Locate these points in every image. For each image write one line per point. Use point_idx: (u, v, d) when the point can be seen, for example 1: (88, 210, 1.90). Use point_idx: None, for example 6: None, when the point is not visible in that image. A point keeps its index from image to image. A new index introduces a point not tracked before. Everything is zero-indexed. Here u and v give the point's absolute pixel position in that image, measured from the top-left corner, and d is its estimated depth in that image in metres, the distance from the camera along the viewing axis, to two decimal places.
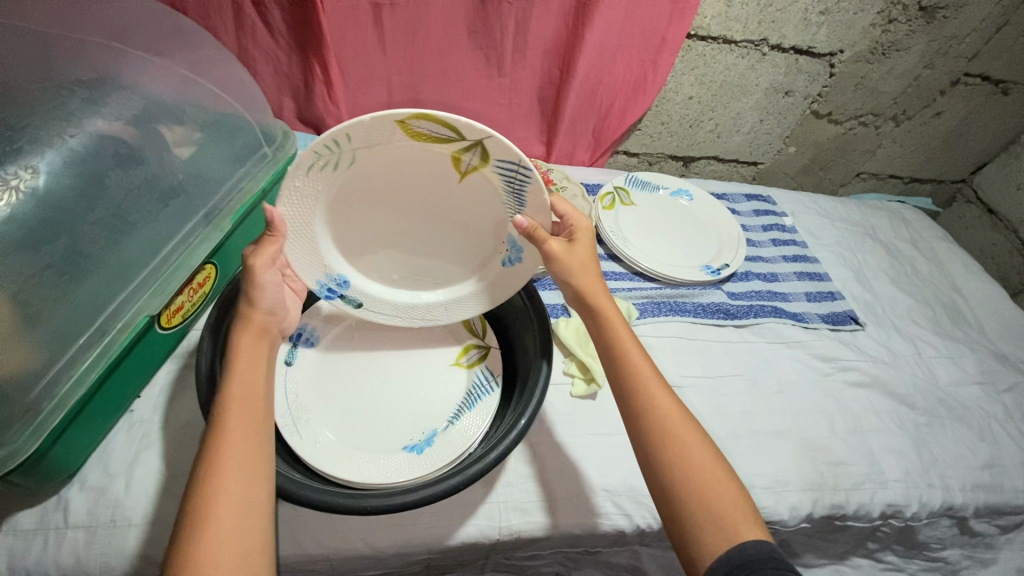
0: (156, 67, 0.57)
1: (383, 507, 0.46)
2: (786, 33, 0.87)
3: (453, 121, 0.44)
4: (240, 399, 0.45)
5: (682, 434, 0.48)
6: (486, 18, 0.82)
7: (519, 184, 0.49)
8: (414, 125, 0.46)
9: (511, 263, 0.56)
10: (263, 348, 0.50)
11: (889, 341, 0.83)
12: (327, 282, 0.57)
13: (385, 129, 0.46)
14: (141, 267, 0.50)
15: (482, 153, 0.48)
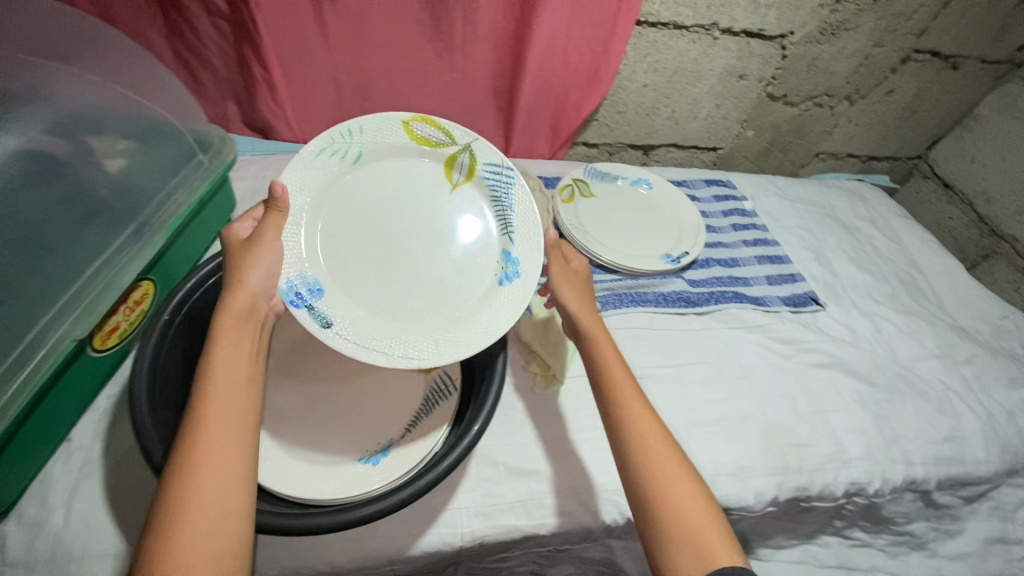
0: (73, 79, 0.56)
1: (331, 524, 0.46)
2: (735, 17, 0.86)
3: (451, 128, 0.60)
4: (224, 382, 0.42)
5: (663, 456, 0.47)
6: (432, 12, 0.80)
7: (504, 185, 0.60)
8: (416, 128, 0.60)
9: (506, 280, 0.58)
10: (250, 334, 0.46)
11: (850, 320, 0.84)
12: (295, 286, 0.52)
13: (393, 134, 0.59)
14: (64, 289, 0.49)
15: (471, 157, 0.61)
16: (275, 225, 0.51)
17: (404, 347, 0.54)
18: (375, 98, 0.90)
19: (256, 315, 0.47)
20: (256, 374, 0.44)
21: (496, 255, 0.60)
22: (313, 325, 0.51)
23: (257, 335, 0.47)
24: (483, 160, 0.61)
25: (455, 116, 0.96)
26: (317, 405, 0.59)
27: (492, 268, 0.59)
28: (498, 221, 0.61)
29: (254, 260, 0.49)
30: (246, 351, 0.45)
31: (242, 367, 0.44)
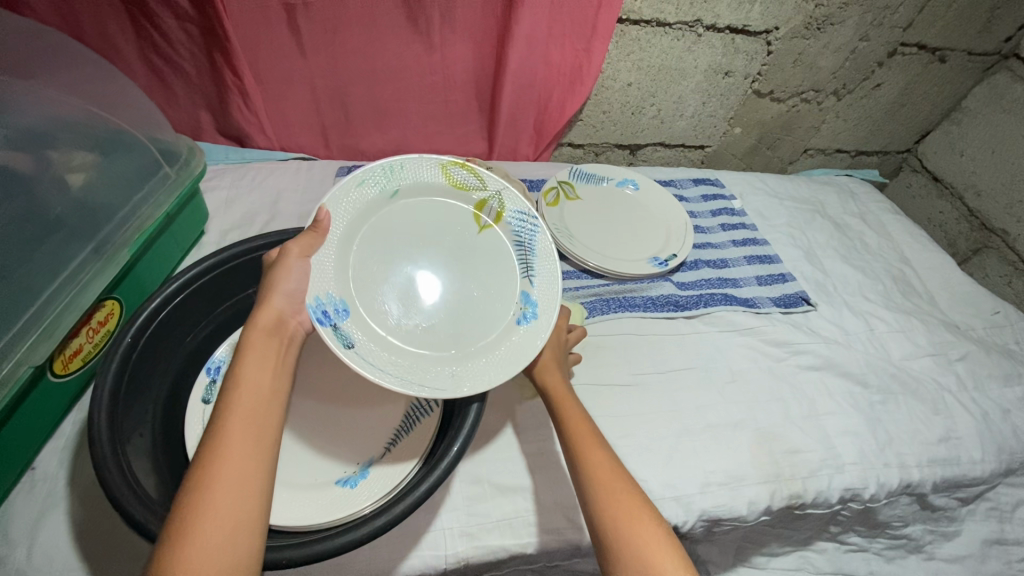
0: (28, 93, 0.54)
1: (300, 558, 0.43)
2: (719, 13, 0.85)
3: (489, 177, 0.57)
4: (248, 391, 0.43)
5: (629, 509, 0.45)
6: (409, 12, 0.77)
7: (530, 231, 0.58)
8: (455, 172, 0.57)
9: (524, 321, 0.55)
10: (276, 349, 0.46)
11: (841, 320, 0.83)
12: (320, 306, 0.49)
13: (430, 174, 0.57)
14: (20, 314, 0.47)
15: (501, 203, 0.58)
16: (309, 248, 0.50)
17: (418, 375, 0.51)
18: (353, 103, 0.88)
19: (285, 331, 0.47)
20: (280, 387, 0.44)
21: (515, 295, 0.57)
22: (336, 344, 0.48)
23: (284, 351, 0.46)
24: (511, 208, 0.58)
25: (438, 119, 0.94)
26: (295, 425, 0.57)
27: (513, 307, 0.56)
28: (520, 266, 0.58)
29: (282, 277, 0.48)
30: (272, 364, 0.45)
31: (269, 377, 0.44)
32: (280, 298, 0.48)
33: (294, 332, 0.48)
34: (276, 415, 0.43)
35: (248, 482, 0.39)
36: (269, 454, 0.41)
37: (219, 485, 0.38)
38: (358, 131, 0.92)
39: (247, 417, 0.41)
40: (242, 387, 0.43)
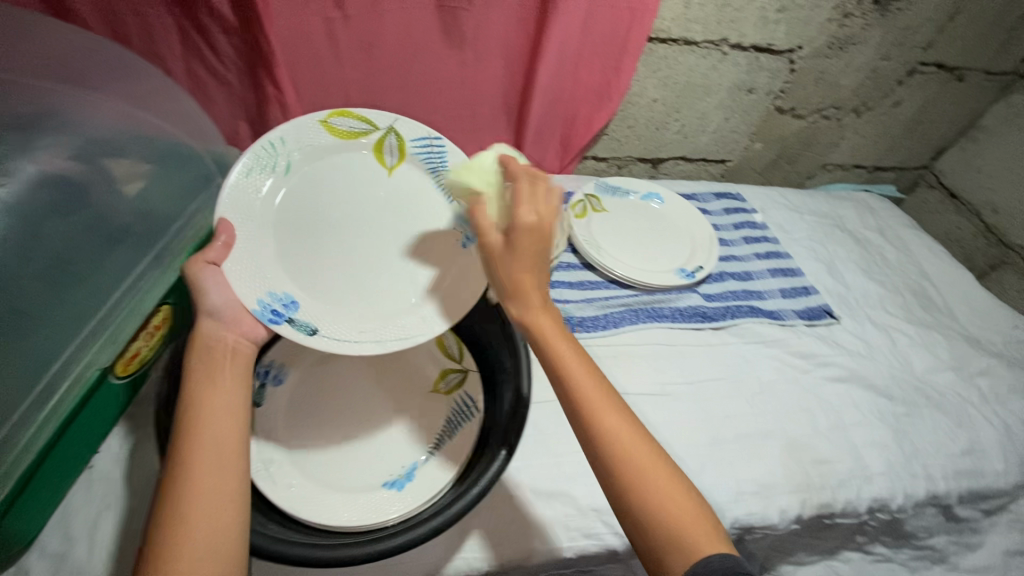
0: (94, 101, 0.53)
1: (367, 555, 0.46)
2: (745, 32, 0.87)
3: (368, 114, 0.60)
4: (210, 404, 0.45)
5: (638, 453, 0.45)
6: (447, 27, 0.80)
7: (436, 154, 0.62)
8: (335, 123, 0.59)
9: (469, 241, 0.60)
10: (220, 361, 0.49)
11: (864, 333, 0.84)
12: (268, 304, 0.52)
13: (314, 134, 0.58)
14: (90, 316, 0.48)
15: (396, 137, 0.62)
16: (217, 255, 0.51)
17: (395, 331, 0.55)
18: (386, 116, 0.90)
19: (223, 343, 0.50)
20: (237, 395, 0.47)
21: (447, 220, 0.62)
22: (301, 336, 0.51)
23: (229, 362, 0.49)
24: (408, 137, 0.62)
25: (467, 132, 0.96)
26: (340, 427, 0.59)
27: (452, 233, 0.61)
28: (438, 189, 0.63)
29: (200, 292, 0.50)
30: (224, 376, 0.48)
31: (225, 392, 0.47)
32: (205, 313, 0.50)
33: (234, 344, 0.51)
34: (242, 423, 0.46)
35: (228, 481, 0.42)
36: (241, 455, 0.44)
37: (196, 491, 0.40)
38: None
39: (214, 428, 0.44)
40: (202, 402, 0.45)
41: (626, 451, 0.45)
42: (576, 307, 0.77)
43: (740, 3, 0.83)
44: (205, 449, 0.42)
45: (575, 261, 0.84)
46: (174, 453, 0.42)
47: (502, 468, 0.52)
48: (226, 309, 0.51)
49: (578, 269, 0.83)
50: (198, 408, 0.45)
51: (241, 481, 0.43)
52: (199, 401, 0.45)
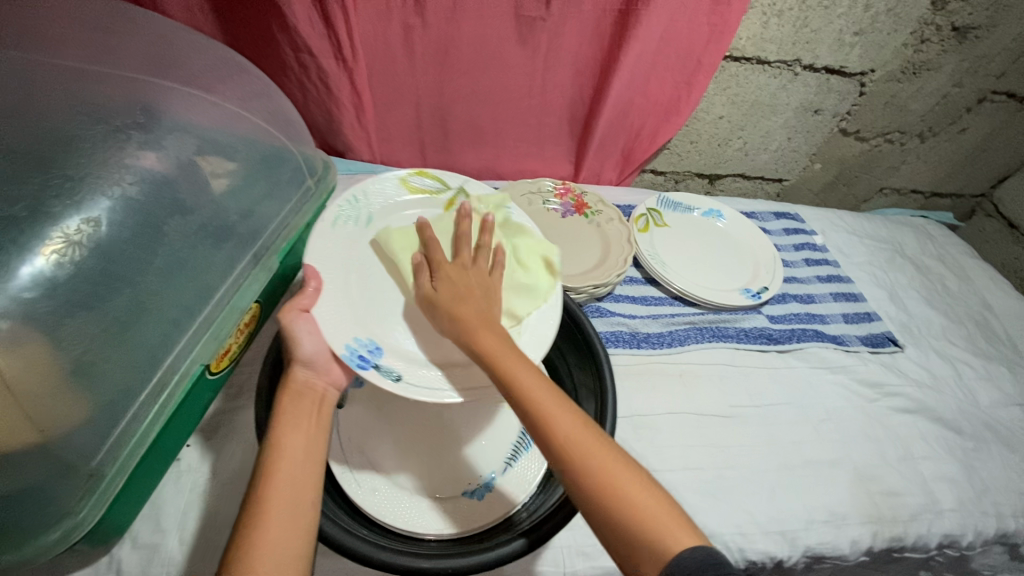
0: (196, 102, 0.52)
1: (463, 566, 0.47)
2: (819, 54, 0.86)
3: (441, 176, 0.64)
4: (291, 455, 0.45)
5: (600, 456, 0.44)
6: (520, 38, 0.79)
7: (498, 214, 0.62)
8: (412, 180, 0.62)
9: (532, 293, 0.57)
10: (308, 410, 0.48)
11: (929, 363, 0.83)
12: (356, 349, 0.49)
13: (392, 189, 0.61)
14: (195, 316, 0.47)
15: (464, 199, 0.63)
16: (308, 301, 0.50)
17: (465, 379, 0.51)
18: (453, 122, 0.89)
19: (314, 391, 0.50)
20: (317, 448, 0.46)
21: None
22: (387, 381, 0.48)
23: (317, 410, 0.49)
24: (475, 195, 0.63)
25: (529, 141, 0.95)
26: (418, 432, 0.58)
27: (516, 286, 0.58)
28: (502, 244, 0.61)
29: (294, 341, 0.49)
30: (308, 426, 0.47)
31: (305, 443, 0.46)
32: (300, 362, 0.50)
33: (324, 392, 0.50)
34: (316, 480, 0.45)
35: (286, 543, 0.40)
36: (308, 515, 0.43)
37: (258, 548, 0.39)
38: (454, 149, 0.94)
39: (287, 484, 0.43)
40: (279, 453, 0.44)
41: (589, 449, 0.44)
42: (642, 323, 0.76)
43: (819, 24, 0.82)
44: (275, 508, 0.42)
45: (638, 276, 0.84)
46: (248, 508, 0.42)
47: (555, 525, 0.51)
48: (319, 357, 0.50)
49: (642, 284, 0.83)
50: (276, 460, 0.44)
51: (305, 543, 0.41)
52: (277, 451, 0.44)
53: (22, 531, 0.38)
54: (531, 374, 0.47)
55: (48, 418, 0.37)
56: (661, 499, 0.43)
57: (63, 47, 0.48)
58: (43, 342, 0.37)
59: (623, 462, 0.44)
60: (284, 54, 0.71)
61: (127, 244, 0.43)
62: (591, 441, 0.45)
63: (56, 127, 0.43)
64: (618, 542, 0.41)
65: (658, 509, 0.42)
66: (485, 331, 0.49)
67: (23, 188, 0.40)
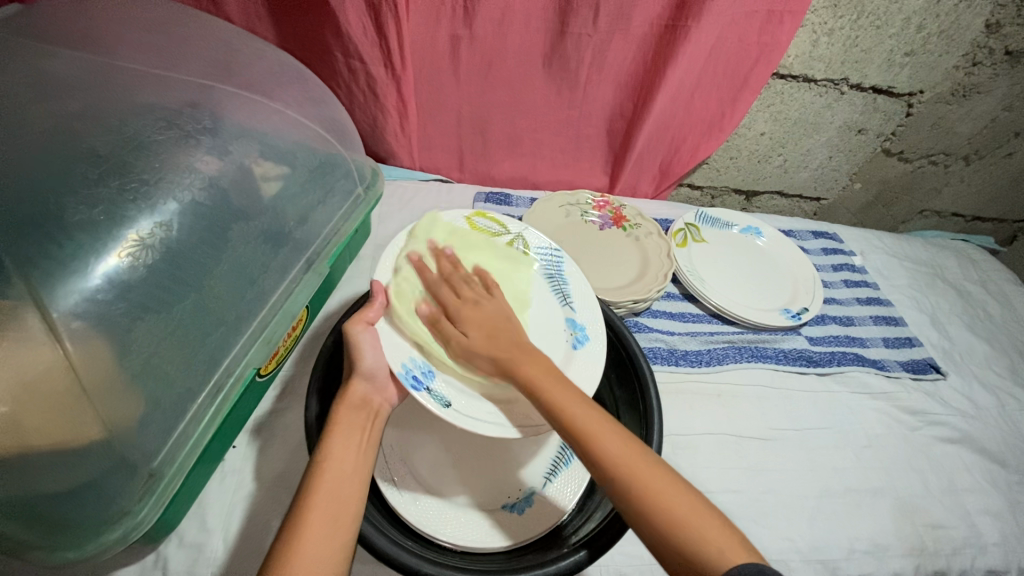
0: (259, 108, 0.53)
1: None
2: (868, 73, 0.85)
3: (502, 220, 0.64)
4: (339, 464, 0.45)
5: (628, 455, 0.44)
6: (563, 51, 0.78)
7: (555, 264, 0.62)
8: (477, 221, 0.63)
9: (579, 343, 0.56)
10: (362, 422, 0.49)
11: (972, 392, 0.81)
12: (411, 368, 0.49)
13: (456, 225, 0.62)
14: (251, 319, 0.47)
15: (524, 243, 0.63)
16: (374, 315, 0.51)
17: (521, 415, 0.49)
18: (492, 132, 0.89)
19: (371, 404, 0.51)
20: (365, 462, 0.46)
21: (562, 325, 0.58)
22: (434, 406, 0.47)
23: (371, 423, 0.49)
24: (533, 244, 0.63)
25: (567, 152, 0.94)
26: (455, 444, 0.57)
27: (562, 334, 0.57)
28: (557, 295, 0.60)
29: (359, 353, 0.50)
30: (360, 439, 0.47)
31: (354, 454, 0.46)
32: (361, 375, 0.51)
33: (380, 406, 0.51)
34: (360, 492, 0.45)
35: (324, 551, 0.40)
36: (349, 527, 0.42)
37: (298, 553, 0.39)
38: (492, 158, 0.93)
39: (330, 492, 0.43)
40: (329, 461, 0.45)
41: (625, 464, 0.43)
42: (680, 339, 0.76)
43: (869, 44, 0.81)
44: (318, 515, 0.42)
45: (675, 291, 0.83)
46: (294, 509, 0.42)
47: (592, 554, 0.50)
48: (381, 371, 0.51)
49: (680, 300, 0.82)
50: (326, 467, 0.45)
51: (342, 555, 0.41)
52: (327, 459, 0.45)
53: (82, 528, 0.37)
54: (565, 391, 0.47)
55: (115, 414, 0.37)
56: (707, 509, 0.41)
57: (139, 54, 0.49)
58: (113, 343, 0.38)
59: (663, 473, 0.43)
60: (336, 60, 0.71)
61: (196, 248, 0.45)
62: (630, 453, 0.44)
63: (130, 130, 0.45)
64: (668, 558, 0.40)
65: (704, 522, 0.41)
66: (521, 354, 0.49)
67: (99, 191, 0.41)
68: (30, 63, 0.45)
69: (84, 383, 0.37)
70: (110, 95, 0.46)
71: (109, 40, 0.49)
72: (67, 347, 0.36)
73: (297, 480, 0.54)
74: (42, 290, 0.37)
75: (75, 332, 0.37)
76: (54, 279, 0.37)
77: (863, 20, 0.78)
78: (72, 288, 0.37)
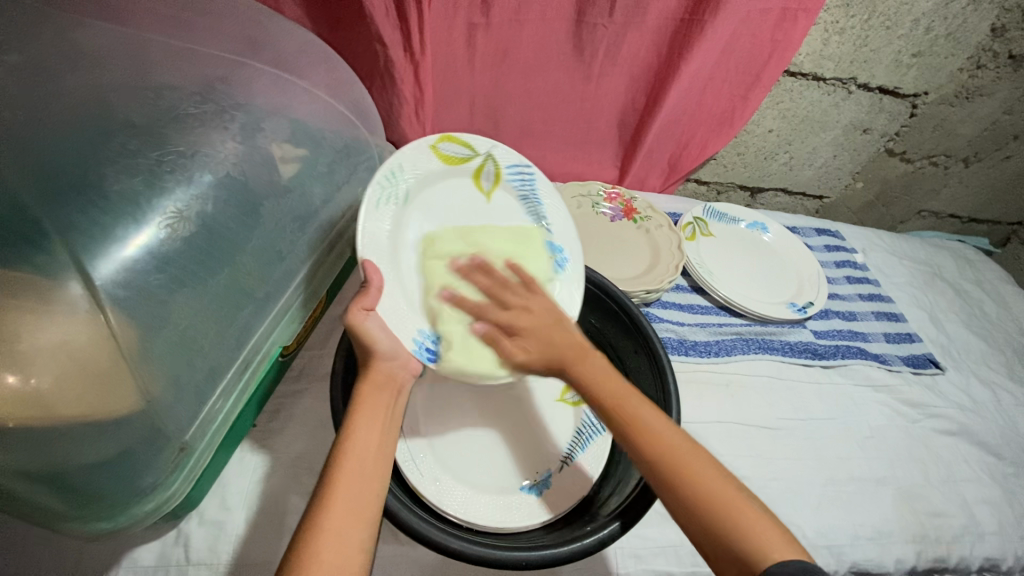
0: (287, 87, 0.53)
1: (536, 560, 0.45)
2: (875, 73, 0.87)
3: (470, 140, 0.60)
4: (362, 446, 0.45)
5: (689, 457, 0.44)
6: (579, 43, 0.78)
7: (527, 181, 0.62)
8: (443, 148, 0.58)
9: (561, 267, 0.61)
10: (387, 401, 0.49)
11: (968, 386, 0.83)
12: (422, 341, 0.53)
13: (425, 160, 0.58)
14: (277, 299, 0.47)
15: (495, 164, 0.61)
16: (372, 302, 0.50)
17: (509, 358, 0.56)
18: (504, 122, 0.89)
19: (392, 383, 0.50)
20: (387, 446, 0.46)
21: (542, 247, 0.62)
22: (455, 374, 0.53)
23: (394, 401, 0.49)
24: (504, 163, 0.62)
25: (578, 144, 0.94)
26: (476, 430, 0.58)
27: (546, 260, 0.61)
28: (530, 215, 0.63)
29: (370, 339, 0.49)
30: (380, 422, 0.47)
31: (376, 435, 0.46)
32: (382, 356, 0.50)
33: (402, 381, 0.51)
34: (383, 471, 0.45)
35: (350, 532, 0.40)
36: (373, 503, 0.42)
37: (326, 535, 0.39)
38: (504, 148, 0.93)
39: (356, 471, 0.43)
40: (355, 438, 0.45)
41: (670, 454, 0.45)
42: (689, 330, 0.77)
43: (879, 44, 0.83)
44: (346, 488, 0.42)
45: (684, 284, 0.84)
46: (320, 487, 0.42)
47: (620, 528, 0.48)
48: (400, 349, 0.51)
49: (689, 292, 0.83)
50: (351, 444, 0.44)
51: (366, 530, 0.41)
52: (352, 437, 0.45)
53: (117, 499, 0.37)
54: (632, 394, 0.49)
55: (152, 383, 0.38)
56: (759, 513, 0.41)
57: (169, 28, 0.49)
58: (150, 313, 0.39)
59: (714, 469, 0.44)
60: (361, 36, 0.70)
61: (230, 223, 0.45)
62: (686, 449, 0.45)
63: (165, 103, 0.45)
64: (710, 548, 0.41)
65: (752, 520, 0.41)
66: (586, 356, 0.52)
67: (138, 163, 0.41)
68: (63, 31, 0.45)
69: (123, 349, 0.37)
70: (142, 67, 0.46)
71: (139, 12, 0.49)
72: (109, 315, 0.37)
73: (317, 460, 0.54)
74: (83, 256, 0.37)
75: (115, 302, 0.37)
76: (92, 248, 0.38)
77: (874, 20, 0.80)
78: (111, 257, 0.38)
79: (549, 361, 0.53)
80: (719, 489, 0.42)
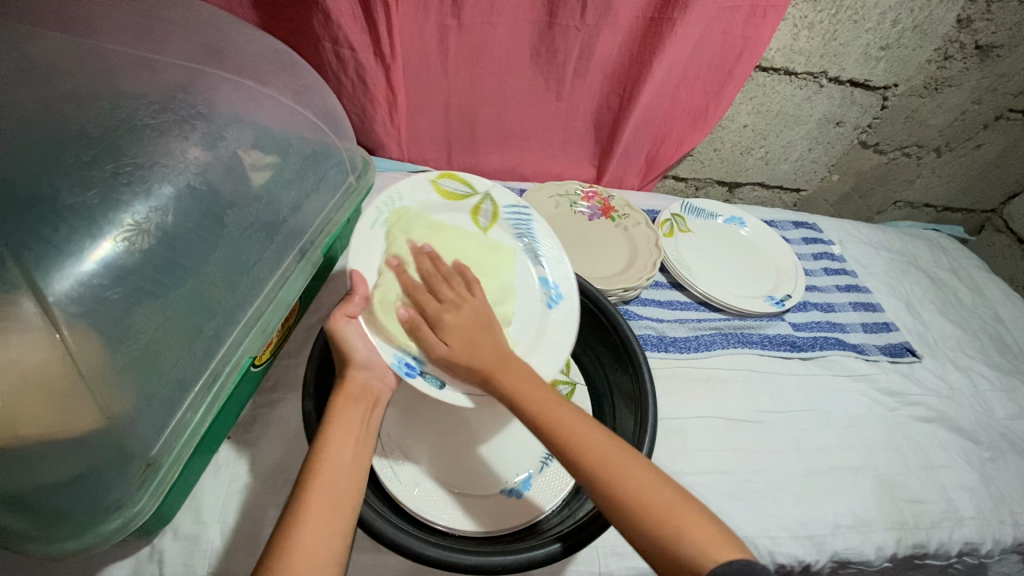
0: (253, 95, 0.53)
1: (514, 565, 0.46)
2: (845, 67, 0.88)
3: (471, 180, 0.64)
4: (336, 457, 0.44)
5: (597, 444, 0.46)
6: (552, 43, 0.77)
7: (525, 221, 0.63)
8: (443, 183, 0.62)
9: (555, 302, 0.59)
10: (362, 413, 0.49)
11: (946, 373, 0.84)
12: (404, 356, 0.51)
13: (424, 192, 0.61)
14: (246, 309, 0.47)
15: (493, 203, 0.63)
16: (355, 308, 0.51)
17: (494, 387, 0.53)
18: (480, 124, 0.88)
19: (370, 394, 0.50)
20: (363, 454, 0.46)
21: (536, 285, 0.60)
22: (432, 389, 0.50)
23: (370, 413, 0.49)
24: (502, 203, 0.63)
25: (555, 144, 0.93)
26: (466, 436, 0.57)
27: (537, 295, 0.60)
28: (528, 254, 0.62)
29: (349, 346, 0.50)
30: (355, 433, 0.47)
31: (352, 445, 0.46)
32: (358, 365, 0.50)
33: (379, 393, 0.51)
34: (359, 482, 0.44)
35: (324, 542, 0.39)
36: (347, 515, 0.42)
37: (297, 546, 0.38)
38: (481, 150, 0.93)
39: (329, 481, 0.43)
40: (330, 451, 0.44)
41: (577, 433, 0.47)
42: (669, 327, 0.77)
43: (847, 38, 0.84)
44: (317, 498, 0.41)
45: (663, 280, 0.84)
46: (294, 499, 0.42)
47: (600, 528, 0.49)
48: (377, 360, 0.51)
49: (667, 288, 0.83)
50: (324, 456, 0.44)
51: (341, 540, 0.40)
52: (326, 449, 0.44)
53: (79, 516, 0.36)
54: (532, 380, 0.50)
55: (113, 401, 0.37)
56: (685, 500, 0.44)
57: (128, 38, 0.49)
58: (110, 329, 0.38)
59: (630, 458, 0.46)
60: (325, 48, 0.70)
61: (193, 233, 0.45)
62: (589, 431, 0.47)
63: (125, 114, 0.45)
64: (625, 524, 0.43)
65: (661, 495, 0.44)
66: (508, 369, 0.50)
67: (93, 175, 0.41)
68: (18, 43, 0.44)
69: (81, 368, 0.36)
70: (102, 80, 0.45)
71: (96, 23, 0.49)
72: (65, 333, 0.36)
73: (294, 468, 0.54)
74: (36, 273, 0.36)
75: (71, 319, 0.37)
76: (47, 263, 0.37)
77: (841, 14, 0.81)
78: (66, 273, 0.37)
79: (467, 366, 0.50)
80: (635, 477, 0.44)
